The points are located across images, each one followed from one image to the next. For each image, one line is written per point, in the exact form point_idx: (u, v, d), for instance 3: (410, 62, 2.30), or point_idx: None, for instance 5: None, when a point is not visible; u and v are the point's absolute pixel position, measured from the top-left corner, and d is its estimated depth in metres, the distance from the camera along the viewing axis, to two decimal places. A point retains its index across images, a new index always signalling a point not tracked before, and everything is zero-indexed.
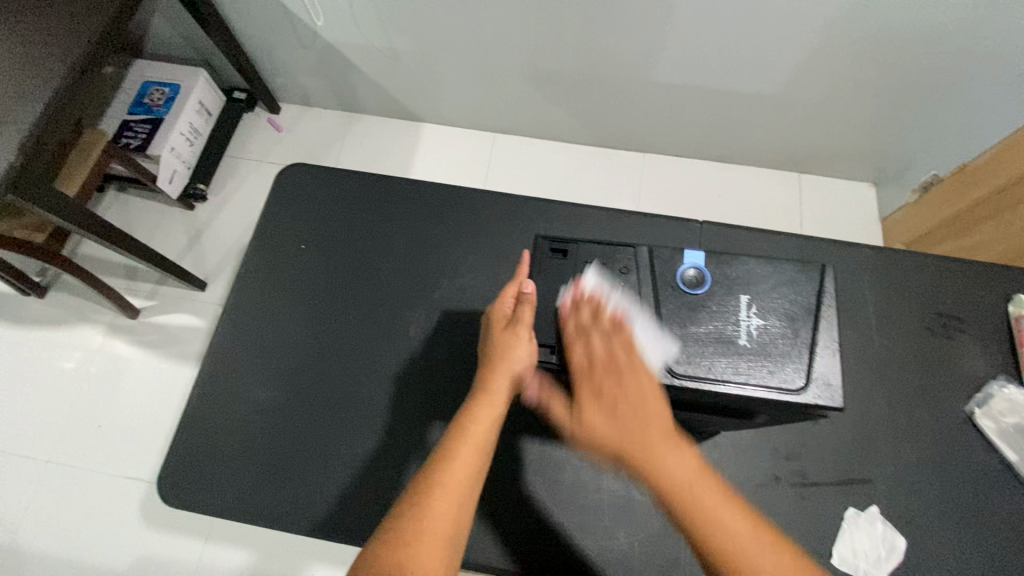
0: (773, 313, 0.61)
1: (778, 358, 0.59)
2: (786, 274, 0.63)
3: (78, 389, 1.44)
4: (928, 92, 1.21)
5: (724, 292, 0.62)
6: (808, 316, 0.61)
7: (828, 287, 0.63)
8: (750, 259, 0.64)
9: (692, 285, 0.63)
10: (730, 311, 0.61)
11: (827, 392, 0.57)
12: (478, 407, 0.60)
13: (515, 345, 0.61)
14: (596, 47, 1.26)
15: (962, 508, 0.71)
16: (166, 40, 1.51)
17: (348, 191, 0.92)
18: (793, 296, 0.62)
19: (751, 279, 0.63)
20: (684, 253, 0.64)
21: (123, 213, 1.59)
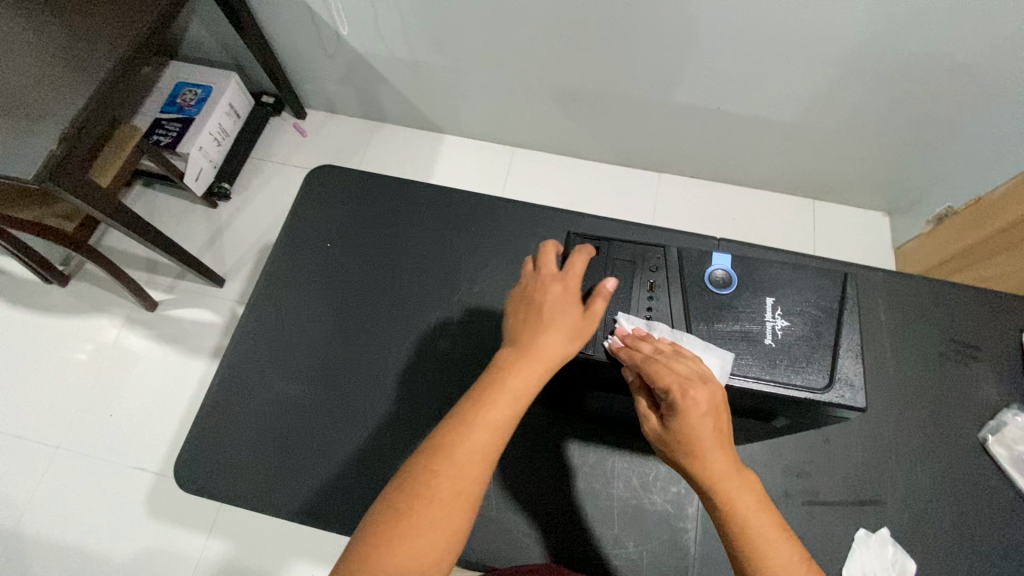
0: (797, 315, 0.62)
1: (802, 358, 0.59)
2: (810, 278, 0.63)
3: (93, 378, 1.46)
4: (947, 125, 1.22)
5: (749, 293, 0.63)
6: (832, 319, 0.62)
7: (851, 294, 0.63)
8: (771, 269, 0.65)
9: (719, 285, 0.64)
10: (755, 311, 0.62)
11: (850, 393, 0.58)
12: (516, 367, 0.56)
13: (567, 323, 0.57)
14: (618, 67, 1.28)
15: (975, 535, 0.71)
16: (202, 43, 1.56)
17: (374, 193, 0.94)
18: (818, 300, 0.63)
19: (775, 282, 0.63)
20: (711, 256, 0.65)
21: (149, 207, 1.63)
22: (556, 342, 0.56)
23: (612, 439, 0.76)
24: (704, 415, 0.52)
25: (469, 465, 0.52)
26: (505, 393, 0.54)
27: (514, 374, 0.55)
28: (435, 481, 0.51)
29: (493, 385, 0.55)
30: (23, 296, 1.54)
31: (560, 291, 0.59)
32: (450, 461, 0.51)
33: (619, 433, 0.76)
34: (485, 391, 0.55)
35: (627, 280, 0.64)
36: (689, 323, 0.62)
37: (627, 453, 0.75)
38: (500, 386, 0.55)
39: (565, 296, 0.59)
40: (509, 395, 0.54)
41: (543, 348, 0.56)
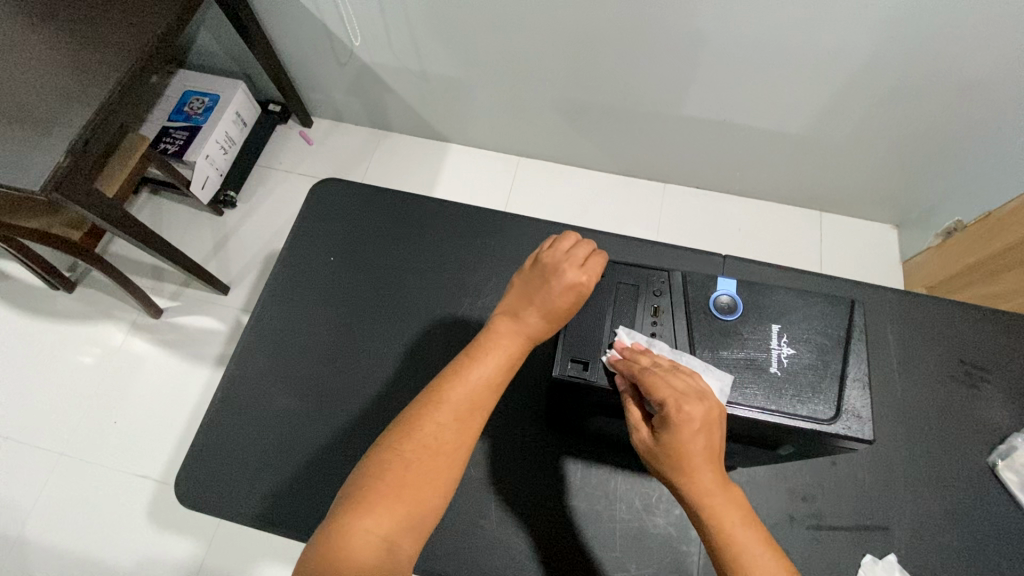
0: (804, 343, 0.61)
1: (808, 388, 0.58)
2: (817, 304, 0.63)
3: (99, 385, 1.47)
4: (956, 139, 1.21)
5: (754, 319, 0.62)
6: (838, 347, 0.61)
7: (857, 322, 0.62)
8: (777, 293, 0.64)
9: (724, 311, 0.63)
10: (761, 339, 0.61)
11: (857, 425, 0.57)
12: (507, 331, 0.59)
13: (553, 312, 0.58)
14: (624, 79, 1.28)
15: (984, 563, 0.69)
16: (211, 52, 1.57)
17: (378, 207, 0.94)
18: (824, 327, 0.62)
19: (781, 310, 0.63)
20: (717, 280, 0.64)
21: (155, 215, 1.64)
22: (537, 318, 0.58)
23: (614, 460, 0.75)
24: (694, 430, 0.52)
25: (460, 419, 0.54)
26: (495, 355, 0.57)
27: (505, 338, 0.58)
28: (427, 433, 0.53)
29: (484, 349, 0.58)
30: (30, 302, 1.55)
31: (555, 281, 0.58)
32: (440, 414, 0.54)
33: (621, 454, 0.75)
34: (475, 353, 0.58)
35: (631, 303, 0.64)
36: (693, 349, 0.61)
37: (629, 474, 0.74)
38: (488, 350, 0.57)
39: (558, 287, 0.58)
40: (497, 355, 0.57)
41: (525, 322, 0.58)
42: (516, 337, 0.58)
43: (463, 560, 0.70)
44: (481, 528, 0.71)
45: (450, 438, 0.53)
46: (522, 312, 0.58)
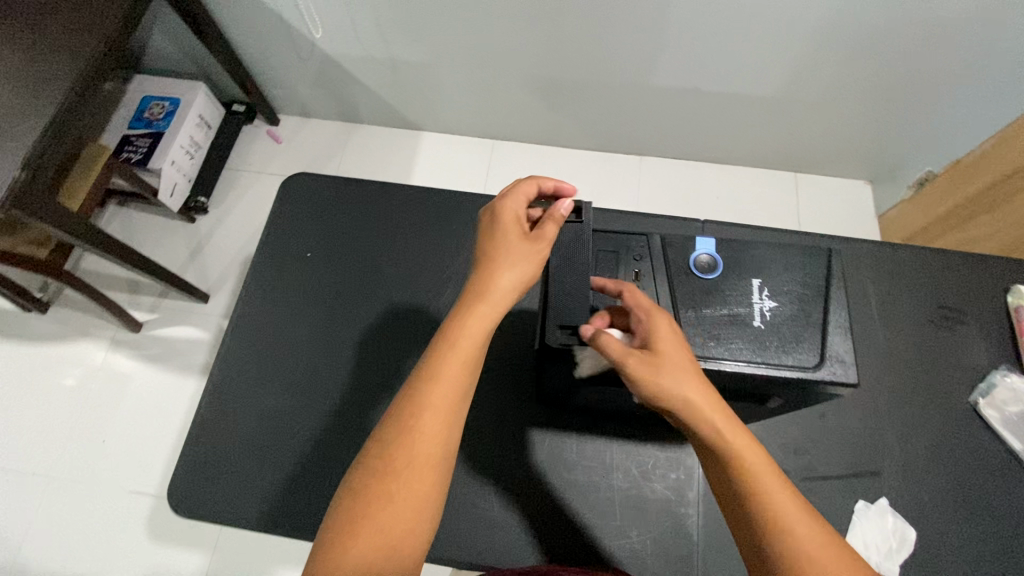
0: (784, 296, 0.61)
1: (792, 338, 0.59)
2: (795, 255, 0.64)
3: (84, 405, 1.44)
4: (923, 92, 1.22)
5: (735, 276, 0.63)
6: (818, 297, 0.62)
7: (836, 271, 0.63)
8: (754, 248, 0.64)
9: (704, 270, 0.63)
10: (742, 294, 0.61)
11: (842, 370, 0.58)
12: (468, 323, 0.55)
13: (523, 249, 0.58)
14: (592, 53, 1.27)
15: (971, 497, 0.71)
16: (166, 54, 1.52)
17: (352, 199, 0.92)
18: (804, 278, 0.63)
19: (760, 265, 0.63)
20: (695, 240, 0.64)
21: (124, 227, 1.59)
22: (508, 273, 0.57)
23: (608, 429, 0.76)
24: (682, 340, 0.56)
25: (432, 436, 0.52)
26: (456, 357, 0.54)
27: (466, 332, 0.55)
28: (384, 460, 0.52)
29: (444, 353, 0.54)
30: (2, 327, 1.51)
31: (503, 226, 0.60)
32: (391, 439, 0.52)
33: (614, 424, 0.76)
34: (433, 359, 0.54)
35: (611, 271, 0.64)
36: (678, 310, 0.61)
37: (624, 442, 0.75)
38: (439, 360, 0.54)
39: (508, 228, 0.59)
40: (458, 357, 0.54)
41: (494, 280, 0.57)
42: (477, 327, 0.56)
43: (467, 542, 0.70)
44: (482, 509, 0.71)
45: (417, 459, 0.51)
46: (486, 268, 0.58)
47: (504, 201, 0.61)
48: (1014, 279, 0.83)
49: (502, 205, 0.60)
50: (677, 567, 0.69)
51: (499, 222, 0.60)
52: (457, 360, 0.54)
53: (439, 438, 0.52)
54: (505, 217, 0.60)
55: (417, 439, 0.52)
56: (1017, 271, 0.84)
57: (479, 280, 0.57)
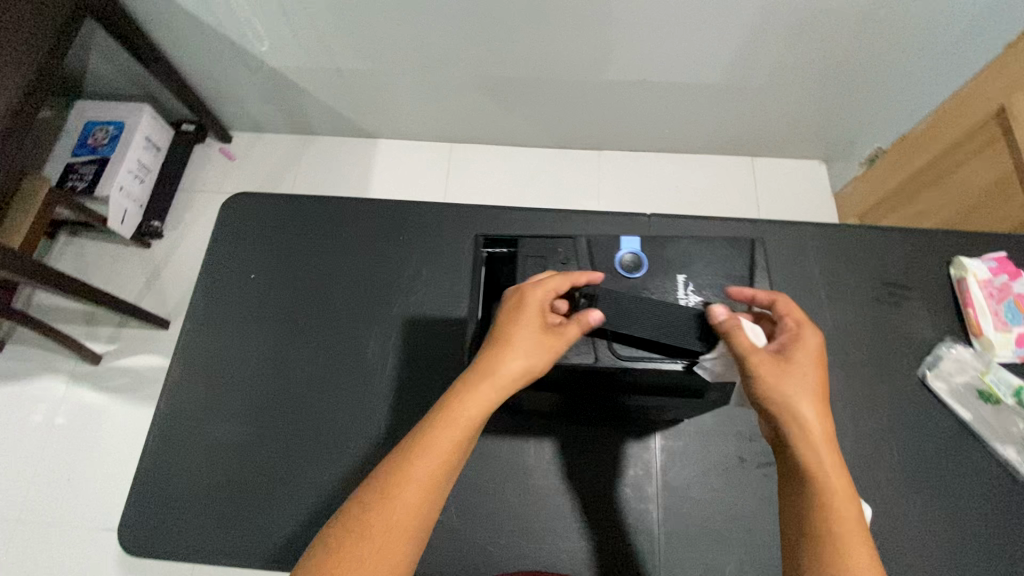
0: (710, 289, 0.60)
1: None
2: (722, 249, 0.62)
3: (46, 443, 1.39)
4: (865, 70, 1.24)
5: (661, 273, 0.61)
6: (743, 288, 0.61)
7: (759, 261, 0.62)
8: (680, 243, 0.62)
9: (630, 269, 0.61)
10: (668, 291, 0.60)
11: None
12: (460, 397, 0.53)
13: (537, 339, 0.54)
14: (538, 51, 1.26)
15: (925, 470, 0.72)
16: (106, 78, 1.47)
17: (295, 216, 0.91)
18: (728, 270, 0.62)
19: (686, 259, 0.62)
20: (621, 239, 0.62)
21: (77, 258, 1.55)
22: (516, 356, 0.53)
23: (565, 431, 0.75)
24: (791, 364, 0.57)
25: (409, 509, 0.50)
26: (442, 433, 0.52)
27: (460, 410, 0.52)
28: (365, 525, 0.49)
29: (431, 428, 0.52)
30: None
31: (520, 311, 0.55)
32: (381, 502, 0.50)
33: (572, 425, 0.75)
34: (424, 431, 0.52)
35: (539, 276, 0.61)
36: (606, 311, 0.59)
37: (583, 444, 0.74)
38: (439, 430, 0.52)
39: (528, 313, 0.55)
40: (445, 435, 0.52)
41: (501, 362, 0.53)
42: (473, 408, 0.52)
43: (427, 558, 0.68)
44: (441, 523, 0.70)
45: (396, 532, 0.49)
46: (496, 349, 0.54)
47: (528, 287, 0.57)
48: (956, 250, 0.84)
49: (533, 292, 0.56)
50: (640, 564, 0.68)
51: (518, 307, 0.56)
52: (443, 436, 0.52)
53: (416, 512, 0.50)
54: (527, 303, 0.56)
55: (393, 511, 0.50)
56: (959, 242, 0.85)
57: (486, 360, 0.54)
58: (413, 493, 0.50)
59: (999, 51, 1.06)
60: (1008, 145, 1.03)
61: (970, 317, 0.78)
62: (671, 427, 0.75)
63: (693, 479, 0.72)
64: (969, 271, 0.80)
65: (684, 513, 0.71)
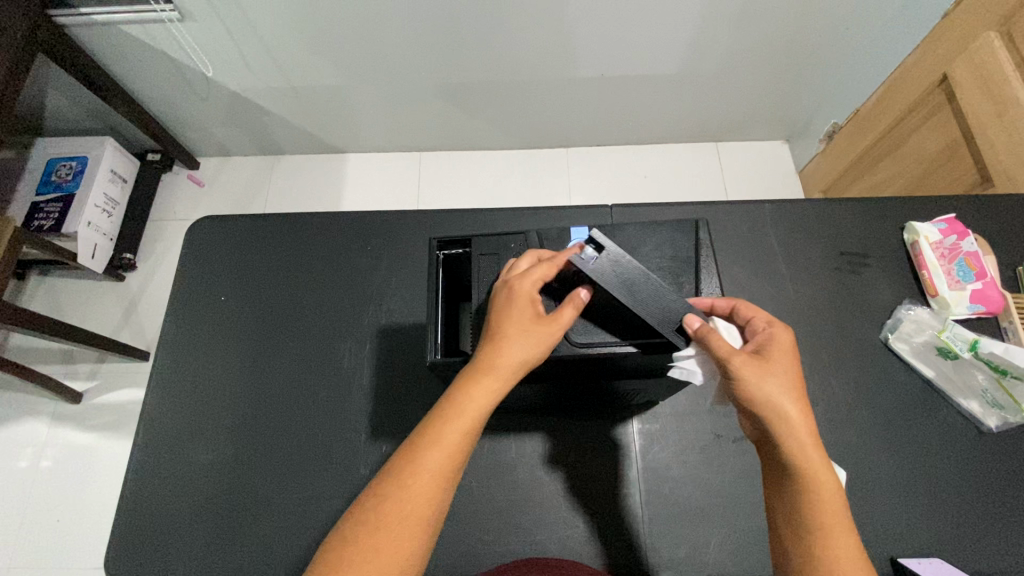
0: (658, 272, 0.62)
1: None
2: (665, 232, 0.64)
3: (32, 488, 1.37)
4: (814, 50, 1.27)
5: None
6: (690, 267, 0.62)
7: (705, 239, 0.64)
8: (629, 230, 0.64)
9: None
10: None
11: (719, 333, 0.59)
12: (455, 398, 0.51)
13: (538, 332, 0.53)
14: (496, 55, 1.27)
15: (895, 429, 0.74)
16: (65, 114, 1.46)
17: (261, 235, 0.91)
18: (675, 252, 0.63)
19: (635, 245, 0.63)
20: (570, 231, 0.64)
21: (49, 296, 1.53)
22: (514, 351, 0.52)
23: (544, 424, 0.76)
24: (762, 366, 0.52)
25: (409, 520, 0.48)
26: (439, 438, 0.50)
27: (462, 412, 0.51)
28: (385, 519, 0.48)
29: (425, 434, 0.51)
30: None
31: (516, 302, 0.54)
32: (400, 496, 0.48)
33: (550, 418, 0.76)
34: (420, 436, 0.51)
35: (495, 272, 0.62)
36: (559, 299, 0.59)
37: (562, 434, 0.76)
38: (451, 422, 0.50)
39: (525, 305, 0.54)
40: (442, 439, 0.50)
41: (496, 358, 0.52)
42: (469, 409, 0.51)
43: None
44: None
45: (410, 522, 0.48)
46: (493, 344, 0.52)
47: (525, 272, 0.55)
48: (908, 216, 0.87)
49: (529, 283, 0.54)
50: (627, 546, 0.70)
51: (513, 298, 0.54)
52: (439, 442, 0.50)
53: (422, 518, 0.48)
54: (524, 293, 0.54)
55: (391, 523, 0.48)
56: (910, 208, 0.88)
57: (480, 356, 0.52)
58: (413, 505, 0.48)
59: (935, 23, 1.07)
60: (954, 110, 1.07)
61: (925, 278, 0.81)
62: (646, 411, 0.77)
63: (671, 459, 0.74)
64: (921, 234, 0.82)
65: (665, 493, 0.72)
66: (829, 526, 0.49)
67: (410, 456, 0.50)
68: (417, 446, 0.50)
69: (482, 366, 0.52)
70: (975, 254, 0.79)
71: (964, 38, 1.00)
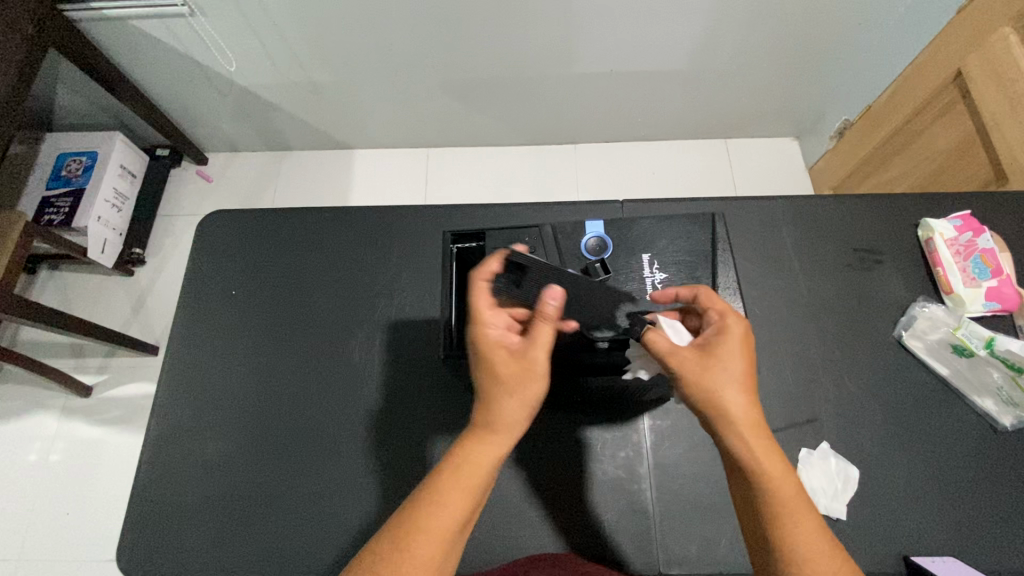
0: (674, 266, 0.62)
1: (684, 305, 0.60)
2: (680, 226, 0.63)
3: (43, 480, 1.38)
4: (826, 46, 1.26)
5: (625, 255, 0.62)
6: (706, 262, 0.62)
7: (720, 234, 0.64)
8: (643, 225, 0.64)
9: (595, 252, 0.63)
10: (632, 271, 0.62)
11: None
12: (474, 454, 0.51)
13: (537, 371, 0.52)
14: (505, 50, 1.27)
15: (909, 427, 0.74)
16: (75, 109, 1.47)
17: (271, 229, 0.91)
18: (691, 245, 0.63)
19: (650, 239, 0.63)
20: (585, 224, 0.63)
21: (59, 291, 1.54)
22: (521, 403, 0.52)
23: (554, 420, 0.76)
24: (702, 361, 0.51)
25: (426, 574, 0.47)
26: (465, 491, 0.50)
27: (486, 442, 0.52)
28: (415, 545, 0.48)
29: (450, 485, 0.50)
30: None
31: (495, 345, 0.54)
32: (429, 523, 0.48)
33: (560, 412, 0.76)
34: (444, 485, 0.50)
35: None
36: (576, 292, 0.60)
37: (571, 430, 0.75)
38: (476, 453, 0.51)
39: (507, 346, 0.54)
40: (469, 492, 0.50)
41: (508, 403, 0.52)
42: (488, 469, 0.51)
43: None
44: None
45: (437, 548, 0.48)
46: (494, 395, 0.52)
47: (490, 315, 0.55)
48: (922, 212, 0.86)
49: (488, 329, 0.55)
50: (638, 542, 0.70)
51: (489, 342, 0.54)
52: (467, 494, 0.50)
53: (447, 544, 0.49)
54: (495, 336, 0.54)
55: (408, 575, 0.46)
56: (924, 204, 0.87)
57: (490, 410, 0.52)
58: (432, 558, 0.48)
59: (948, 18, 1.05)
60: (968, 107, 1.05)
61: (940, 275, 0.80)
62: (657, 407, 0.76)
63: (683, 455, 0.74)
64: (936, 231, 0.81)
65: (677, 489, 0.72)
66: (779, 511, 0.48)
67: (432, 507, 0.49)
68: (445, 496, 0.49)
69: (496, 422, 0.52)
70: (991, 251, 0.80)
71: (979, 33, 0.99)
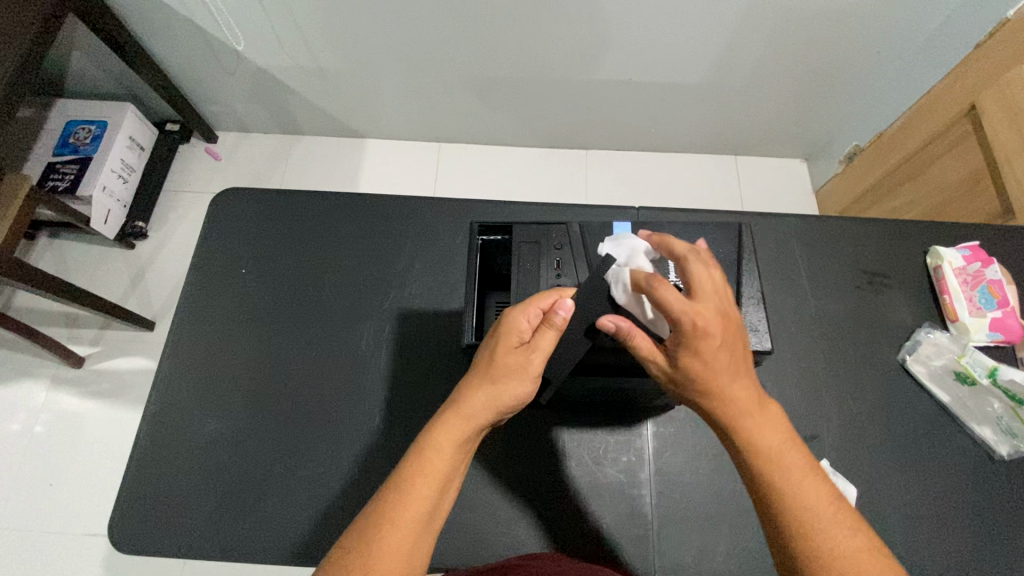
0: None
1: None
2: (704, 233, 0.64)
3: (26, 451, 1.36)
4: (844, 73, 1.28)
5: None
6: (730, 270, 0.62)
7: (746, 243, 0.64)
8: (668, 230, 0.64)
9: None
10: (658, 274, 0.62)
11: (756, 336, 0.59)
12: (447, 438, 0.52)
13: (527, 372, 0.53)
14: (526, 52, 1.28)
15: (909, 450, 0.75)
16: (88, 77, 1.45)
17: (286, 209, 0.91)
18: (716, 253, 0.63)
19: (675, 244, 0.64)
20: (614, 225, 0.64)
21: (58, 258, 1.52)
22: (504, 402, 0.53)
23: (557, 419, 0.76)
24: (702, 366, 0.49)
25: (400, 561, 0.47)
26: (438, 477, 0.50)
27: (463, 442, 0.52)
28: (391, 538, 0.47)
29: (424, 472, 0.50)
30: None
31: (506, 337, 0.54)
32: (407, 514, 0.48)
33: (564, 414, 0.76)
34: (417, 473, 0.50)
35: (533, 259, 0.62)
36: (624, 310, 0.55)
37: (575, 431, 0.75)
38: (450, 451, 0.51)
39: (514, 340, 0.54)
40: (440, 480, 0.50)
41: (485, 405, 0.53)
42: (457, 457, 0.52)
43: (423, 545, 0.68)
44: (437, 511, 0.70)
45: (409, 542, 0.48)
46: (480, 389, 0.53)
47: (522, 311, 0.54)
48: (933, 239, 0.88)
49: (513, 322, 0.54)
50: (635, 547, 0.70)
51: (504, 332, 0.54)
52: (438, 480, 0.50)
53: (419, 537, 0.48)
54: (519, 331, 0.54)
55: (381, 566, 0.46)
56: (935, 231, 0.88)
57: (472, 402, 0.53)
58: (404, 548, 0.47)
59: (966, 52, 1.09)
60: (980, 140, 1.07)
61: (946, 303, 0.81)
62: (661, 413, 0.77)
63: (685, 464, 0.74)
64: (945, 258, 0.82)
65: (677, 496, 0.72)
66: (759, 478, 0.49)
67: (407, 494, 0.49)
68: (409, 481, 0.50)
69: (473, 413, 0.53)
70: (998, 282, 0.79)
71: (997, 70, 1.02)
